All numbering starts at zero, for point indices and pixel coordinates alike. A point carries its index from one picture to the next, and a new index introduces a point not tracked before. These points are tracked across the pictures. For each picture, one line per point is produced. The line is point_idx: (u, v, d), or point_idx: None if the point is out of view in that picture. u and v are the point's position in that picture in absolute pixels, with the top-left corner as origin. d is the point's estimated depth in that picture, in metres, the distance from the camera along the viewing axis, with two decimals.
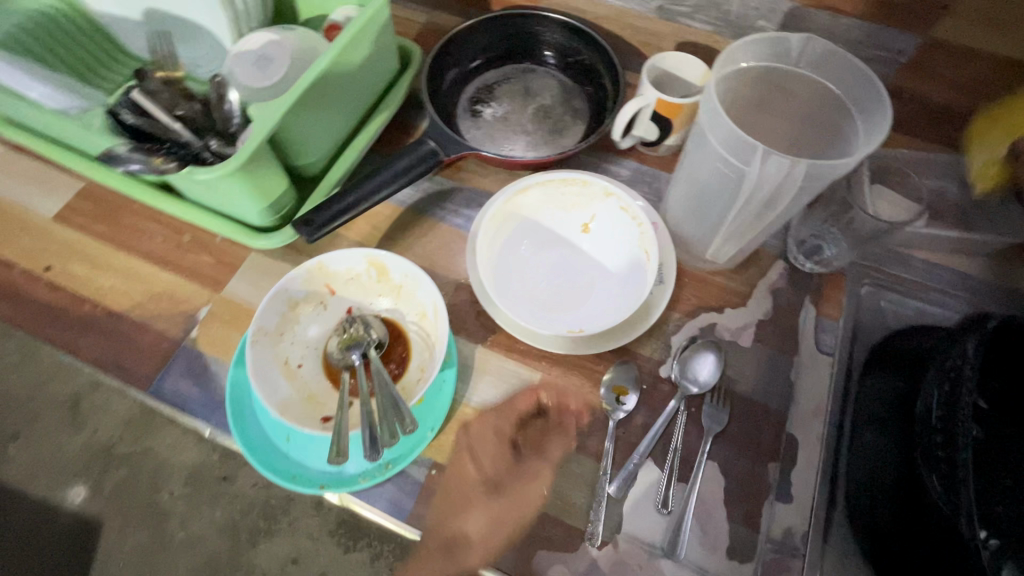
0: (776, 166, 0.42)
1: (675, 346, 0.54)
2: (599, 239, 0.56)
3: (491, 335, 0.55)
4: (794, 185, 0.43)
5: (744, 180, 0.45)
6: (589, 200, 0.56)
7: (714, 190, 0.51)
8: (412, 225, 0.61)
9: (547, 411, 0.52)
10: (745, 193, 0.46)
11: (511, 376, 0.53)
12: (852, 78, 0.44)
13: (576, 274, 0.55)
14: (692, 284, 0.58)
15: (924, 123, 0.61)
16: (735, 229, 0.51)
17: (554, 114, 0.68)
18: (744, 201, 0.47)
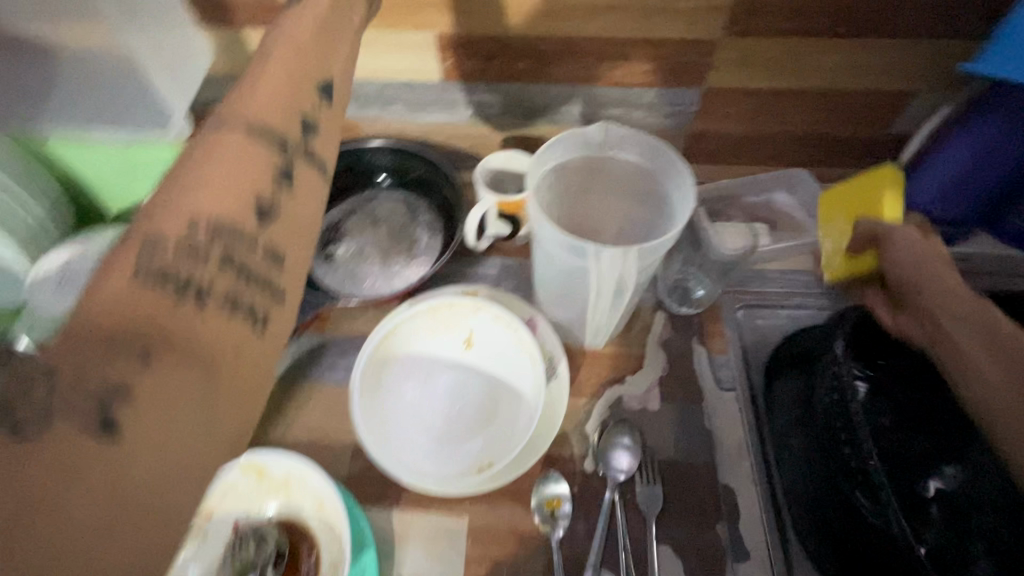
0: (614, 259, 0.43)
1: (592, 435, 0.53)
2: (484, 353, 0.54)
3: (402, 493, 0.50)
4: (636, 269, 0.44)
5: (590, 275, 0.46)
6: (460, 318, 0.55)
7: (568, 285, 0.51)
8: (291, 398, 0.56)
9: (485, 557, 0.48)
10: (595, 285, 0.47)
11: (437, 532, 0.49)
12: (655, 154, 0.48)
13: (470, 398, 0.52)
14: (588, 364, 0.57)
15: (731, 152, 0.68)
16: (602, 313, 0.52)
17: (407, 233, 0.68)
18: (598, 293, 0.48)
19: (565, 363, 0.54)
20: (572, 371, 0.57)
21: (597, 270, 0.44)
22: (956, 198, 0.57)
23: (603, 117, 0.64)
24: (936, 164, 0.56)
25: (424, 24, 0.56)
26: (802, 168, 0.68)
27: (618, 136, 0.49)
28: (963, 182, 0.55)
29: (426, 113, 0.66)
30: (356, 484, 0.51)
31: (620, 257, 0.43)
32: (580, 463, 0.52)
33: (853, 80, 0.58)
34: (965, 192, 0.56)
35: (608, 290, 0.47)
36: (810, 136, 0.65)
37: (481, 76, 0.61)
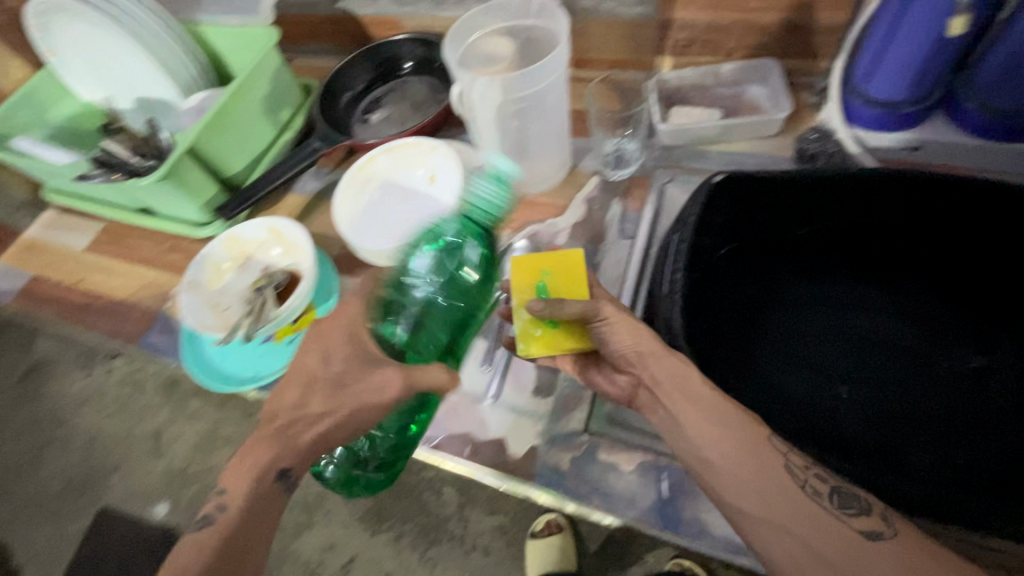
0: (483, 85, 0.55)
1: (501, 252, 0.68)
2: (439, 182, 0.72)
3: (366, 270, 0.72)
4: (509, 96, 0.57)
5: (470, 103, 0.59)
6: (424, 155, 0.73)
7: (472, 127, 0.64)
8: (315, 207, 0.80)
9: None
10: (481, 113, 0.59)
11: None
12: (558, 20, 0.60)
13: (417, 212, 0.71)
14: (520, 204, 0.72)
15: (701, 42, 0.74)
16: (508, 152, 0.66)
17: (424, 107, 0.87)
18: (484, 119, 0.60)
19: (493, 199, 0.70)
20: (507, 209, 0.72)
21: (476, 96, 0.57)
22: (885, 75, 0.57)
23: (580, 9, 0.75)
24: (874, 44, 0.56)
25: None
26: (774, 57, 0.71)
27: (536, 5, 0.62)
28: (886, 55, 0.55)
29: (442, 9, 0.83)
30: (340, 260, 0.74)
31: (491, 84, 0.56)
32: None
33: None
34: (891, 65, 0.56)
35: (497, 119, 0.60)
36: (774, 25, 0.68)
37: None
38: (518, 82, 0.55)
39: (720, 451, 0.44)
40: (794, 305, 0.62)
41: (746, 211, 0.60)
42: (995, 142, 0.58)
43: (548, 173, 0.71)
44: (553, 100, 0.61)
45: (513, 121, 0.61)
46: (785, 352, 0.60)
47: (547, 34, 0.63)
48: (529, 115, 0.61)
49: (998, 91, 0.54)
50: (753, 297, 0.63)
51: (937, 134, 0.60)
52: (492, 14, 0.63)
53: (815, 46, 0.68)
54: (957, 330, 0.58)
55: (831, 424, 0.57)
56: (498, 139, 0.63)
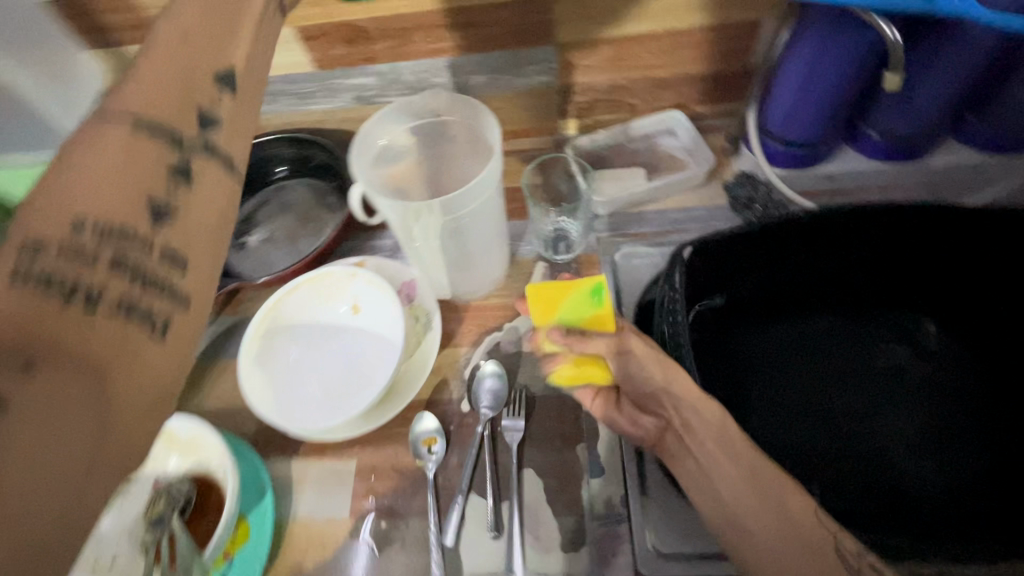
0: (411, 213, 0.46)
1: (466, 379, 0.58)
2: (367, 313, 0.59)
3: (302, 443, 0.56)
4: (445, 218, 0.48)
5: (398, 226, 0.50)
6: (341, 285, 0.60)
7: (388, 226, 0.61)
8: (205, 374, 0.63)
9: (368, 494, 0.53)
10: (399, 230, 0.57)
11: (329, 472, 0.55)
12: (473, 117, 0.57)
13: (350, 358, 0.58)
14: (468, 314, 0.62)
15: (603, 102, 0.71)
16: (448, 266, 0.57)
17: (313, 216, 0.72)
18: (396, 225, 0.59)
19: (439, 319, 0.59)
20: (455, 323, 0.62)
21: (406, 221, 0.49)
22: (800, 118, 0.58)
23: (474, 85, 0.68)
24: (784, 91, 0.57)
25: None
26: (676, 107, 0.71)
27: (445, 100, 0.58)
28: (801, 101, 0.56)
29: (311, 103, 0.71)
30: (260, 441, 0.57)
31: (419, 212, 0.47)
32: (453, 402, 0.57)
33: (692, 16, 0.60)
34: (806, 110, 0.57)
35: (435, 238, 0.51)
36: (673, 77, 0.67)
37: (350, 61, 0.66)
38: (448, 202, 0.47)
39: (764, 522, 0.43)
40: (793, 356, 0.59)
41: (724, 269, 0.57)
42: (898, 163, 0.62)
43: (492, 273, 0.62)
44: (495, 206, 0.53)
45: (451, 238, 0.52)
46: (798, 409, 0.56)
47: (461, 128, 0.59)
48: (465, 231, 0.52)
49: (898, 119, 0.57)
50: (753, 353, 0.59)
51: (849, 164, 0.63)
52: (397, 115, 0.58)
53: (713, 92, 0.69)
54: (947, 353, 0.58)
55: (883, 467, 0.53)
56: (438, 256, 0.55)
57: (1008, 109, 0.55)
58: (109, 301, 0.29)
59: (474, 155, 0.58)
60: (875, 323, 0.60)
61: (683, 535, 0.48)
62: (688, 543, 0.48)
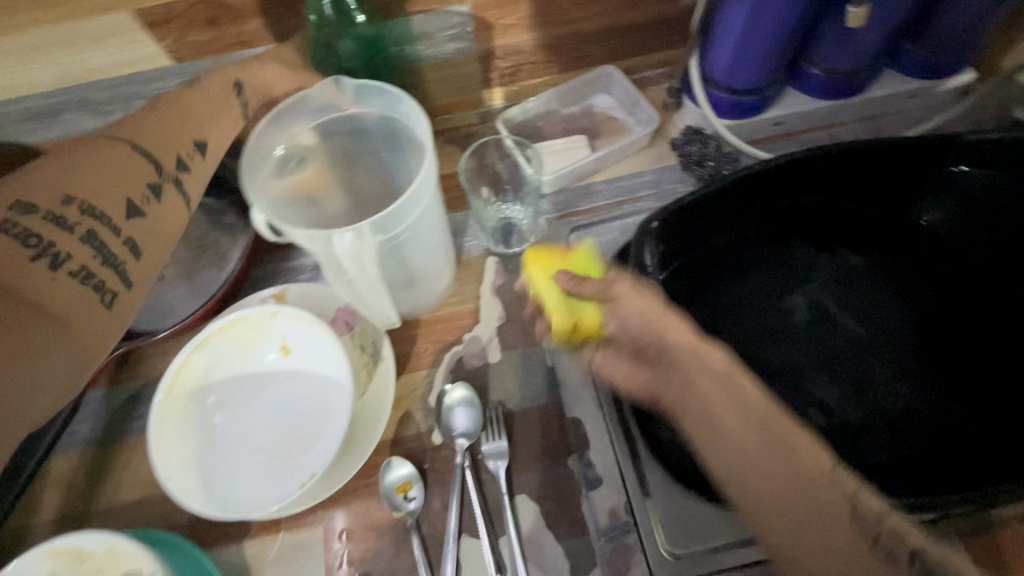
0: (336, 242, 0.38)
1: (433, 408, 0.51)
2: (301, 352, 0.50)
3: (253, 521, 0.47)
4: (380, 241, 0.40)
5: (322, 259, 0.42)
6: (263, 328, 0.50)
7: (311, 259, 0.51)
8: (112, 459, 0.51)
9: (343, 561, 0.46)
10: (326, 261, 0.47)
11: (293, 547, 0.47)
12: (392, 109, 0.48)
13: (293, 411, 0.49)
14: (421, 331, 0.54)
15: (529, 65, 0.64)
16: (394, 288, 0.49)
17: (209, 241, 0.58)
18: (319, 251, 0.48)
19: (389, 344, 0.51)
20: (408, 344, 0.54)
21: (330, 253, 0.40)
22: (746, 64, 0.54)
23: None
24: (728, 36, 0.52)
25: (110, 4, 0.48)
26: (608, 63, 0.65)
27: (351, 90, 0.48)
28: (746, 45, 0.52)
29: None
30: (199, 529, 0.47)
31: (348, 240, 0.38)
32: (423, 435, 0.50)
33: None
34: (751, 54, 0.53)
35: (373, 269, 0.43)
36: (601, 30, 0.61)
37: (221, 49, 0.53)
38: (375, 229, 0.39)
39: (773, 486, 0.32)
40: (783, 309, 0.53)
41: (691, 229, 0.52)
42: (841, 100, 0.60)
43: (442, 281, 0.55)
44: (435, 213, 0.45)
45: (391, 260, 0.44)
46: (801, 365, 0.51)
47: (378, 123, 0.49)
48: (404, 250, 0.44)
49: (842, 54, 0.55)
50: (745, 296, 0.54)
51: (794, 106, 0.60)
52: (293, 115, 0.47)
53: (645, 42, 0.64)
54: (944, 279, 0.54)
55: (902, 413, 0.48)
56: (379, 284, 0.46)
57: (944, 28, 0.54)
58: (68, 266, 0.36)
59: (398, 151, 0.49)
60: (870, 264, 0.55)
61: (699, 534, 0.45)
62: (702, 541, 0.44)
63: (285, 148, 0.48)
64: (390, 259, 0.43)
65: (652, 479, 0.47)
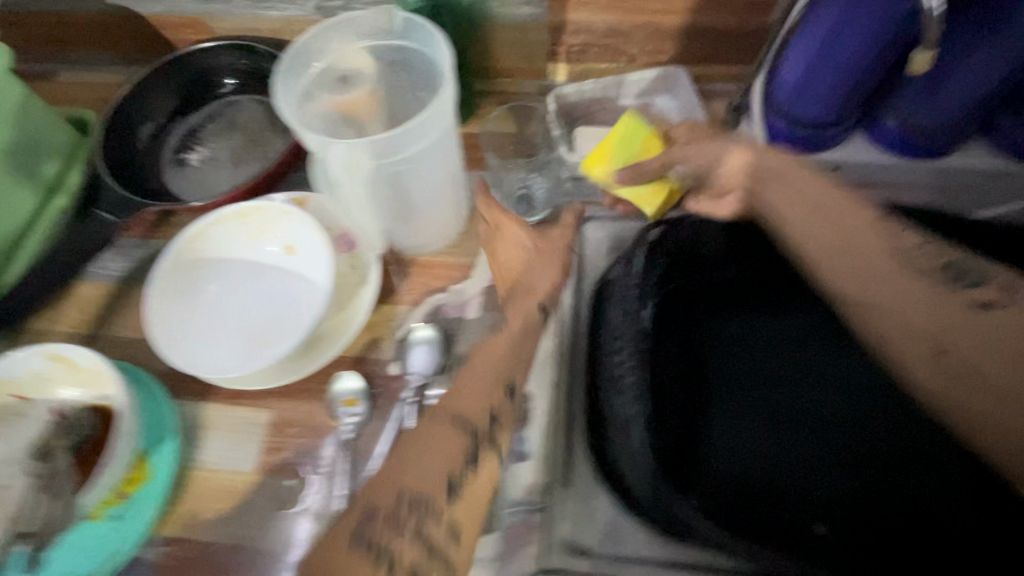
0: (335, 150, 0.41)
1: (399, 340, 0.53)
2: (301, 254, 0.54)
3: (215, 387, 0.52)
4: (378, 162, 0.42)
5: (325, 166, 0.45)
6: (273, 223, 0.54)
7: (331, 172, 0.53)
8: (126, 300, 0.58)
9: (278, 447, 0.50)
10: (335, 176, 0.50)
11: (241, 421, 0.51)
12: (435, 44, 0.49)
13: (275, 302, 0.53)
14: (413, 270, 0.57)
15: (598, 47, 0.63)
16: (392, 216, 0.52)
17: (261, 138, 0.65)
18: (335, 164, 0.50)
19: (378, 272, 0.54)
20: (398, 278, 0.56)
21: (330, 159, 0.43)
22: (812, 95, 0.51)
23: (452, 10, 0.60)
24: (795, 58, 0.49)
25: None
26: (678, 64, 0.63)
27: (404, 21, 0.50)
28: (816, 74, 0.49)
29: (269, 8, 0.63)
30: (172, 380, 0.53)
31: (346, 150, 0.41)
32: (383, 361, 0.53)
33: None
34: (820, 85, 0.50)
35: (369, 187, 0.46)
36: (678, 28, 0.59)
37: None
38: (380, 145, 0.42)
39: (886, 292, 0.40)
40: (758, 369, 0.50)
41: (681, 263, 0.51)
42: (916, 159, 0.55)
43: (446, 226, 0.57)
44: (443, 153, 0.47)
45: (390, 187, 0.47)
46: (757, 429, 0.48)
47: (423, 57, 0.51)
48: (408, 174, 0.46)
49: (925, 109, 0.50)
50: (728, 335, 0.51)
51: (859, 152, 0.56)
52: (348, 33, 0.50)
53: (723, 50, 0.61)
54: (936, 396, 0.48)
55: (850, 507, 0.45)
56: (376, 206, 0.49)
57: None
58: None
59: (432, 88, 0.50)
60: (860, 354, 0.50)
61: (604, 537, 0.46)
62: (607, 541, 0.46)
63: (333, 61, 0.50)
64: (387, 185, 0.46)
65: (576, 468, 0.48)
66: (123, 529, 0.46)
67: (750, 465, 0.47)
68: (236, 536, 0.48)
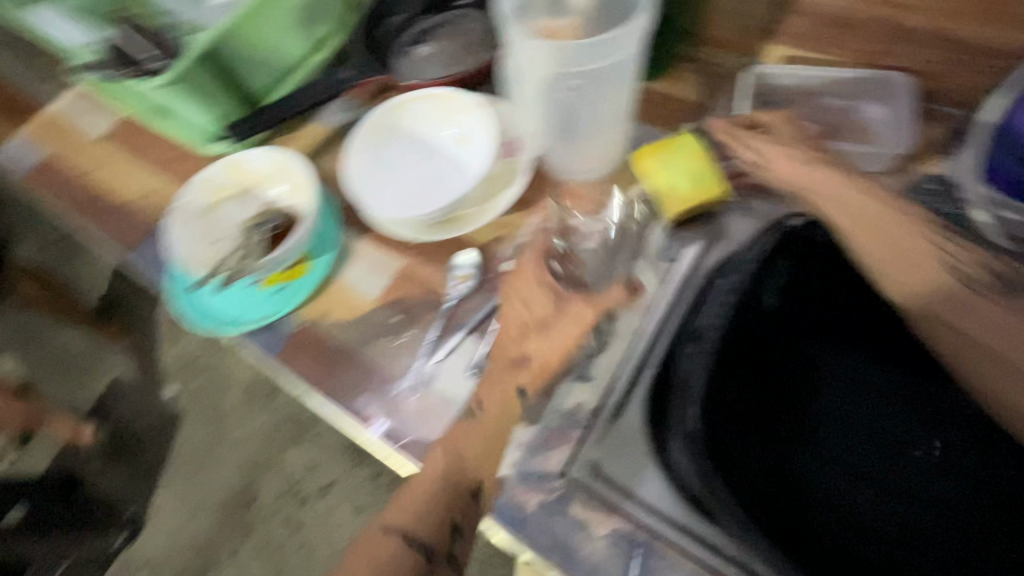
0: (530, 49, 0.48)
1: (521, 244, 0.60)
2: (472, 145, 0.62)
3: (371, 229, 0.64)
4: (561, 69, 0.49)
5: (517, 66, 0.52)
6: (458, 112, 0.63)
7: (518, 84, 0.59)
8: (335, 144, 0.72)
9: (398, 289, 0.61)
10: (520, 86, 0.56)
11: (380, 259, 0.62)
12: None
13: (436, 176, 0.62)
14: (555, 191, 0.62)
15: (822, 35, 0.59)
16: (554, 133, 0.58)
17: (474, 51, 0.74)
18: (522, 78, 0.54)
19: (525, 181, 0.61)
20: (539, 193, 0.62)
21: (523, 58, 0.50)
22: None
23: None
24: None
25: None
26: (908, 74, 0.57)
27: None
28: None
29: None
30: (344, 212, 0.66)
31: (539, 51, 0.48)
32: (501, 256, 0.60)
33: None
34: None
35: (545, 93, 0.53)
36: (924, 31, 0.53)
37: None
38: (590, 48, 0.47)
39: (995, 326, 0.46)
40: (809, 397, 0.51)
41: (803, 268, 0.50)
42: None
43: (598, 160, 0.60)
44: (617, 83, 0.52)
45: (561, 98, 0.53)
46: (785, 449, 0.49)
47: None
48: (590, 91, 0.52)
49: None
50: (819, 361, 0.51)
51: None
52: None
53: (970, 69, 0.54)
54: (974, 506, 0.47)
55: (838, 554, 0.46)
56: (545, 115, 0.56)
57: None
58: None
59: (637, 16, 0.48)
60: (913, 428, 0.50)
61: (630, 478, 0.48)
62: (625, 479, 0.48)
63: None
64: (560, 95, 0.52)
65: (629, 409, 0.50)
66: (278, 300, 0.61)
67: (766, 475, 0.48)
68: (347, 341, 0.59)
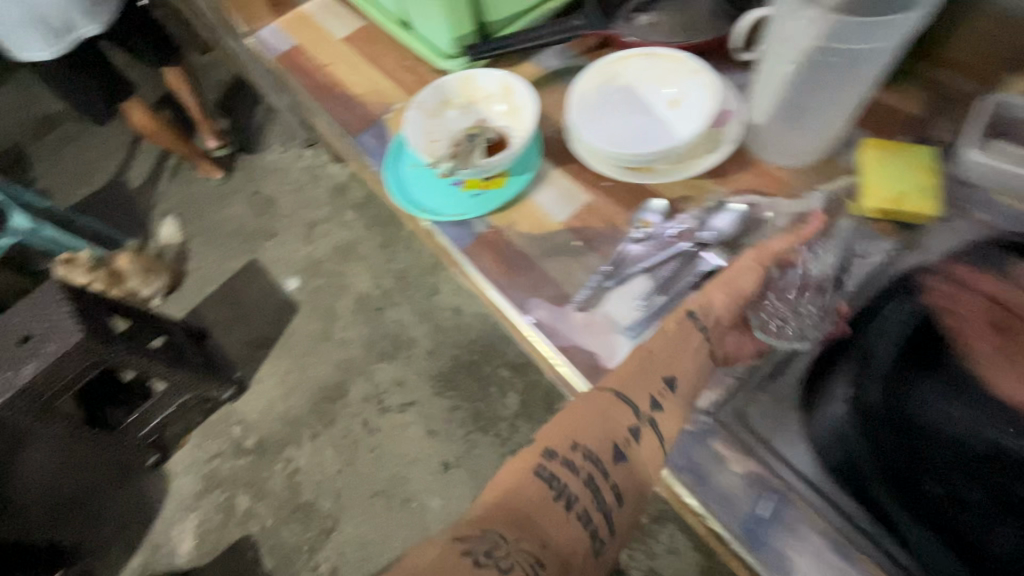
0: (803, 16, 0.52)
1: (708, 206, 0.63)
2: (680, 110, 0.66)
3: (568, 163, 0.70)
4: (824, 43, 0.52)
5: (778, 35, 0.56)
6: (680, 76, 0.67)
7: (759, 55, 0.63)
8: (546, 84, 0.79)
9: (582, 219, 0.66)
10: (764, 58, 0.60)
11: (570, 190, 0.69)
12: None
13: (643, 126, 0.67)
14: (751, 168, 0.65)
15: None
16: (780, 109, 0.60)
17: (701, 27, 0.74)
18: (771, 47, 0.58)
19: (727, 151, 0.64)
20: (735, 166, 0.65)
21: (789, 26, 0.53)
22: None
23: None
24: None
25: None
26: None
27: None
28: None
29: None
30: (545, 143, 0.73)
31: (810, 20, 0.51)
32: (686, 213, 0.63)
33: None
34: None
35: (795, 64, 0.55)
36: None
37: None
38: (863, 28, 0.49)
39: None
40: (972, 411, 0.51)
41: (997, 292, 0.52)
42: None
43: (805, 147, 0.62)
44: (871, 71, 0.53)
45: (809, 74, 0.55)
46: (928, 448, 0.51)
47: None
48: (839, 73, 0.54)
49: None
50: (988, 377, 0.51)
51: None
52: None
53: None
54: None
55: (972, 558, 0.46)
56: (782, 89, 0.58)
57: None
58: None
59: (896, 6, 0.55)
60: None
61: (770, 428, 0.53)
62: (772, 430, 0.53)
63: None
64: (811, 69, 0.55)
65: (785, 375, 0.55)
66: (473, 203, 0.69)
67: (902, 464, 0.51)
68: (528, 252, 0.66)
